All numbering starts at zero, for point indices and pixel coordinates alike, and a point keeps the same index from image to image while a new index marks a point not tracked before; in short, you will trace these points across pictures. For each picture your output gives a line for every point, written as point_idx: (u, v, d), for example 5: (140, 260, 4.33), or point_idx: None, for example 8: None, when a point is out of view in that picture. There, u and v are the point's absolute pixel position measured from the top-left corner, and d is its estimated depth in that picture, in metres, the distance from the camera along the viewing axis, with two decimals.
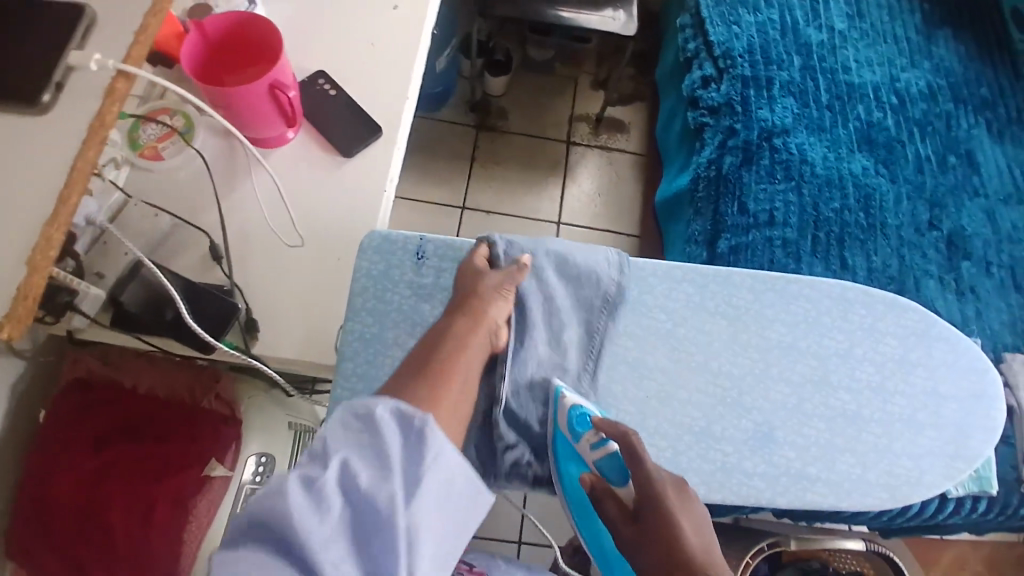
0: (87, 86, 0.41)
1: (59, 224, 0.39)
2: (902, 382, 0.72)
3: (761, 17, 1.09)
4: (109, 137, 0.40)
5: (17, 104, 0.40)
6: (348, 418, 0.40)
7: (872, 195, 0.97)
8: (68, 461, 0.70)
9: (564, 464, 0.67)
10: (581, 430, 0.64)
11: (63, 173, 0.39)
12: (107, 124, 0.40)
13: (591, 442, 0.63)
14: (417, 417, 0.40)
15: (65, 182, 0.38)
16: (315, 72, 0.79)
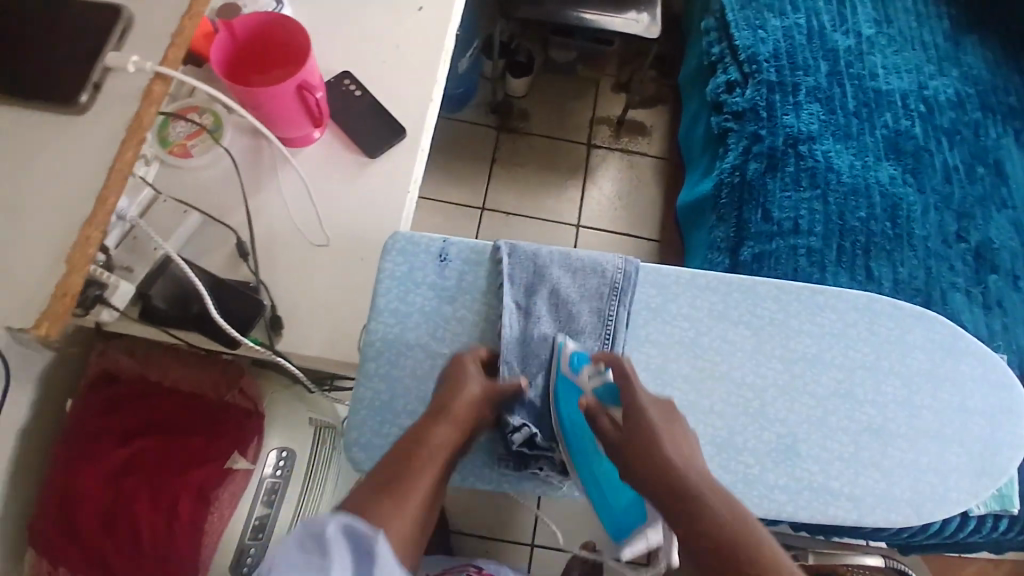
0: (127, 88, 0.44)
1: (98, 224, 0.41)
2: (930, 397, 0.71)
3: (787, 21, 1.07)
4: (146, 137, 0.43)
5: (60, 105, 0.43)
6: (303, 539, 0.39)
7: (900, 204, 0.95)
8: (96, 451, 0.71)
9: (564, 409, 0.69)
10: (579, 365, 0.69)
11: (104, 174, 0.42)
12: (144, 125, 0.43)
13: (592, 371, 0.68)
14: (370, 537, 0.41)
15: (107, 181, 0.41)
16: (341, 72, 0.79)
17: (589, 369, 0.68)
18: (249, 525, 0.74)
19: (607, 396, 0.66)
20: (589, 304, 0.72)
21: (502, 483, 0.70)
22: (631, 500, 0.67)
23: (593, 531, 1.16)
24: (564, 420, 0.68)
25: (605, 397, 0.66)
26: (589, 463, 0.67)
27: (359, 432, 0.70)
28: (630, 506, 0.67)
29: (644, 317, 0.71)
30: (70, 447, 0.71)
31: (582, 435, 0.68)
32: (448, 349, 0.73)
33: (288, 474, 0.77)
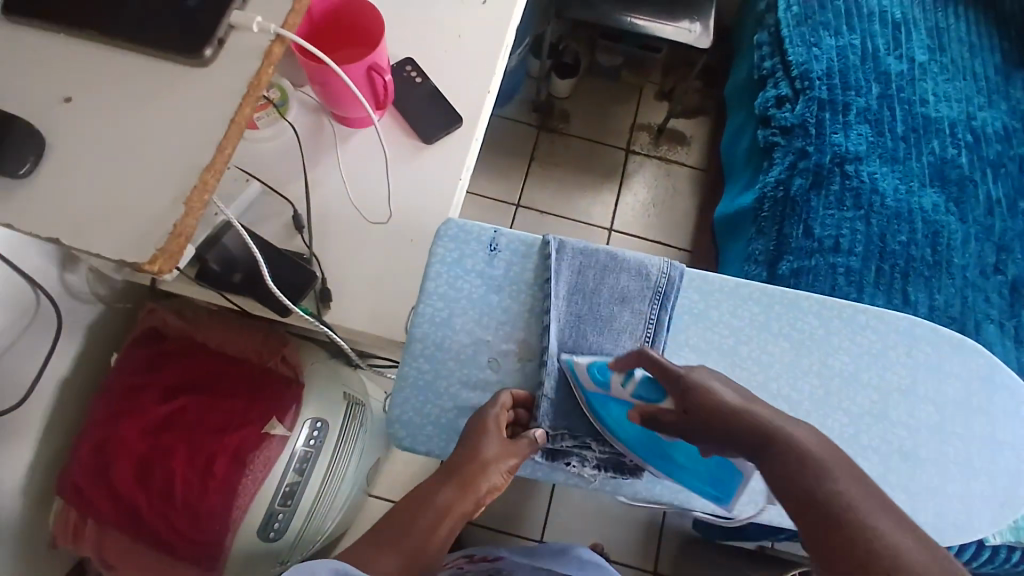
0: (245, 49, 0.41)
1: (215, 170, 0.39)
2: (962, 424, 0.71)
3: (842, 41, 1.06)
4: (265, 97, 0.41)
5: (180, 55, 0.40)
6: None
7: (942, 232, 0.95)
8: (138, 406, 0.73)
9: (608, 414, 0.67)
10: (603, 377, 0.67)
11: (222, 124, 0.39)
12: (264, 84, 0.40)
13: (620, 379, 0.65)
14: None
15: (225, 133, 0.39)
16: (404, 58, 0.80)
17: (614, 376, 0.66)
18: (278, 492, 0.72)
19: (647, 395, 0.63)
20: (632, 306, 0.71)
21: (536, 472, 0.71)
22: (715, 463, 0.64)
23: (602, 532, 1.16)
24: (628, 440, 0.67)
25: (646, 397, 0.63)
26: (667, 461, 0.66)
27: (402, 409, 0.71)
28: (714, 466, 0.64)
29: (685, 322, 0.72)
30: (113, 403, 0.74)
31: (648, 442, 0.66)
32: (491, 337, 0.73)
33: (321, 445, 0.75)
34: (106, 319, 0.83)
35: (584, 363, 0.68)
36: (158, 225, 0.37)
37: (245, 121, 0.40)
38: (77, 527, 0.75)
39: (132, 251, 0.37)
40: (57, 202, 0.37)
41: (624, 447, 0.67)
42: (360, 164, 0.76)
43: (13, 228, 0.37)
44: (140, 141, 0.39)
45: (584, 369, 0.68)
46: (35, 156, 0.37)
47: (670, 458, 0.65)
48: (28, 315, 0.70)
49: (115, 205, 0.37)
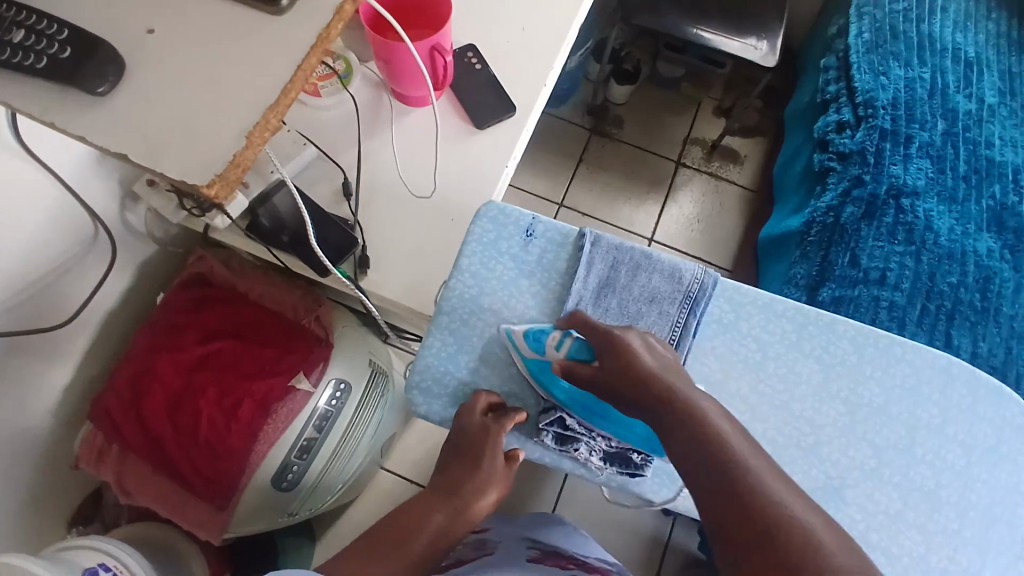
0: (319, 4, 0.43)
1: (279, 111, 0.41)
2: (988, 472, 0.68)
3: (911, 73, 1.03)
4: (331, 50, 0.43)
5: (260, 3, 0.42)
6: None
7: (993, 277, 0.90)
8: (178, 343, 0.77)
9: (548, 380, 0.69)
10: (540, 345, 0.68)
11: (290, 71, 0.41)
12: (333, 38, 0.42)
13: (554, 342, 0.67)
14: None
15: (292, 79, 0.41)
16: (466, 45, 0.82)
17: (550, 339, 0.67)
18: (296, 443, 0.75)
19: (579, 355, 0.65)
20: (661, 307, 0.71)
21: (543, 457, 0.71)
22: (643, 432, 0.66)
23: (604, 539, 1.15)
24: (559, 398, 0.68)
25: (578, 357, 0.65)
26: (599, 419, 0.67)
27: (422, 378, 0.72)
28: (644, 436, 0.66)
29: (712, 330, 0.71)
30: (155, 338, 0.78)
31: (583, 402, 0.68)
32: (516, 321, 0.73)
33: (342, 405, 0.77)
34: (156, 261, 0.88)
35: (520, 331, 0.69)
36: (219, 157, 0.39)
37: (312, 70, 0.42)
38: (101, 453, 0.77)
39: (194, 174, 0.39)
40: (129, 125, 0.40)
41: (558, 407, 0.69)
42: (412, 141, 0.78)
43: (85, 140, 0.40)
44: (211, 79, 0.41)
45: (521, 335, 0.69)
46: (114, 78, 0.40)
47: (605, 419, 0.67)
48: (86, 242, 0.75)
49: (183, 131, 0.40)
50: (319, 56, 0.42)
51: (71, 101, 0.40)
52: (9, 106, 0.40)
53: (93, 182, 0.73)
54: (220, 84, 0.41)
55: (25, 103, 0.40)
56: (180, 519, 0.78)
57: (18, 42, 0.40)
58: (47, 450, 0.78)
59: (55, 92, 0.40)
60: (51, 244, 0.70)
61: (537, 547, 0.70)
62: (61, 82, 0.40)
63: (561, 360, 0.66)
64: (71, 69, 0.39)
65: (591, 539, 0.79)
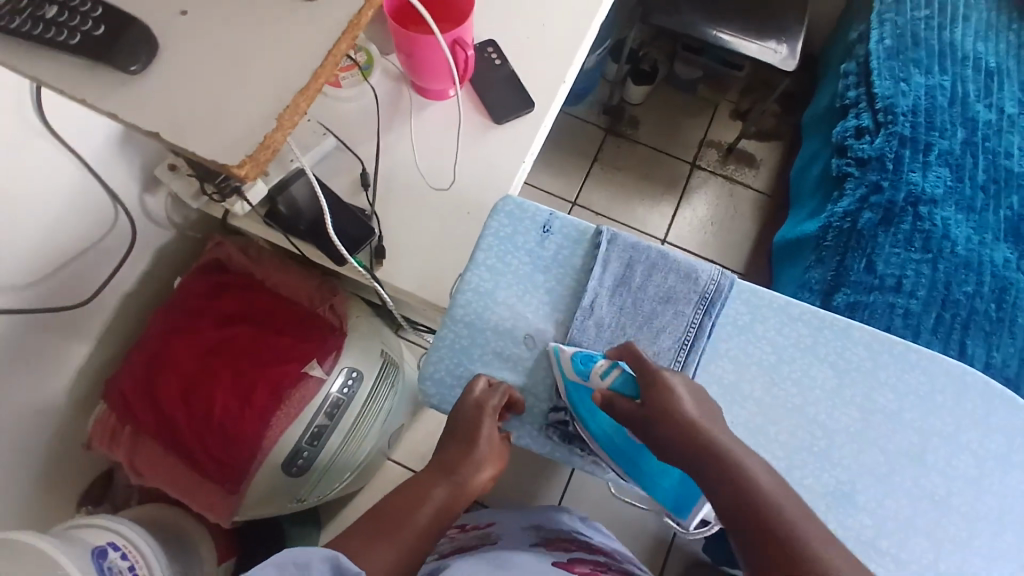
0: None
1: (307, 96, 0.42)
2: (1000, 482, 0.68)
3: (932, 80, 1.02)
4: (359, 37, 0.43)
5: None
6: (283, 567, 0.41)
7: (1010, 288, 0.90)
8: (193, 328, 0.78)
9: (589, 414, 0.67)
10: (586, 369, 0.65)
11: (318, 56, 0.42)
12: (361, 25, 0.43)
13: (600, 370, 0.65)
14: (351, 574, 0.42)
15: (320, 64, 0.41)
16: (486, 40, 0.82)
17: (596, 366, 0.65)
18: (308, 431, 0.75)
19: (623, 389, 0.64)
20: (676, 307, 0.71)
21: (552, 451, 0.72)
22: (680, 482, 0.66)
23: None
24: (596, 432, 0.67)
25: (623, 391, 0.64)
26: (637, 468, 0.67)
27: (435, 369, 0.72)
28: (679, 482, 0.66)
29: (726, 332, 0.71)
30: (171, 321, 0.79)
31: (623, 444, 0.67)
32: (530, 316, 0.73)
33: (353, 395, 0.78)
34: (174, 246, 0.89)
35: (568, 353, 0.67)
36: (247, 139, 0.40)
37: (340, 56, 0.42)
38: (114, 433, 0.78)
39: (222, 154, 0.39)
40: (159, 104, 0.40)
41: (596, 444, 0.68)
42: (431, 134, 0.79)
43: (116, 118, 0.41)
44: (242, 63, 0.41)
45: (568, 357, 0.67)
46: (146, 57, 0.41)
47: (643, 467, 0.67)
48: (106, 223, 0.76)
49: (213, 112, 0.40)
50: (350, 43, 0.43)
51: (102, 79, 0.41)
52: (41, 82, 0.41)
53: (115, 164, 0.74)
54: (250, 67, 0.41)
55: (57, 80, 0.41)
56: (190, 501, 0.79)
57: (52, 19, 0.40)
58: (61, 428, 0.79)
59: (88, 70, 0.41)
60: (72, 225, 0.71)
61: (539, 533, 0.72)
62: (94, 59, 0.40)
63: (603, 390, 0.64)
64: (105, 48, 0.40)
65: (598, 530, 0.79)
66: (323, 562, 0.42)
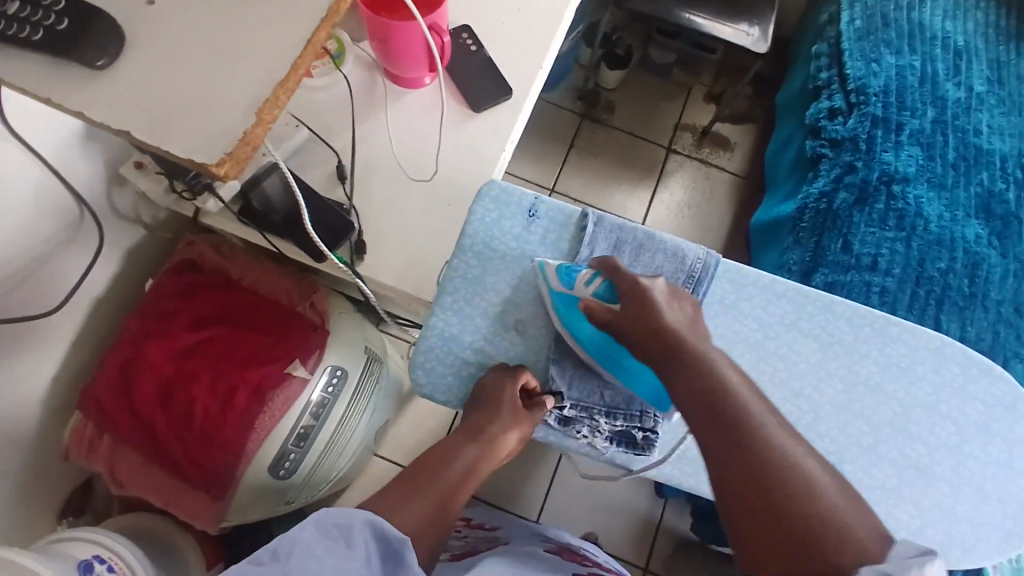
0: None
1: (288, 87, 0.39)
2: (979, 449, 0.70)
3: (902, 60, 1.04)
4: (341, 23, 0.41)
5: None
6: (324, 525, 0.41)
7: (981, 264, 0.92)
8: (169, 330, 0.75)
9: (576, 327, 0.68)
10: (569, 280, 0.67)
11: (299, 44, 0.40)
12: (343, 9, 0.40)
13: (584, 279, 0.66)
14: (393, 535, 0.43)
15: (302, 51, 0.39)
16: (460, 25, 0.80)
17: (580, 275, 0.66)
18: (293, 431, 0.73)
19: (605, 295, 0.65)
20: None
21: (547, 437, 0.70)
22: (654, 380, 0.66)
23: (599, 522, 1.14)
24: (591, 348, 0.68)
25: (603, 297, 0.65)
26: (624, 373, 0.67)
27: (426, 357, 0.71)
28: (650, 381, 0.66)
29: (714, 311, 0.71)
30: (145, 324, 0.76)
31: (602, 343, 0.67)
32: (520, 302, 0.72)
33: (338, 393, 0.76)
34: (144, 245, 0.86)
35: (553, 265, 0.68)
36: (227, 134, 0.38)
37: (323, 42, 0.40)
38: (91, 443, 0.75)
39: (201, 153, 0.37)
40: (130, 100, 0.38)
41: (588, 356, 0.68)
42: (408, 123, 0.77)
43: (82, 117, 0.38)
44: (221, 53, 0.39)
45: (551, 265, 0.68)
46: (113, 51, 0.38)
47: (627, 368, 0.67)
48: (73, 225, 0.72)
49: (190, 107, 0.38)
50: (329, 30, 0.41)
51: (67, 74, 0.38)
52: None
53: (77, 162, 0.71)
54: (227, 58, 0.39)
55: (18, 77, 0.38)
56: (175, 509, 0.77)
57: (14, 14, 0.38)
58: (37, 439, 0.76)
59: (51, 67, 0.38)
60: (37, 229, 0.68)
61: (552, 541, 0.75)
62: (58, 55, 0.38)
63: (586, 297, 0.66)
64: (69, 43, 0.38)
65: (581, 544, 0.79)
66: (363, 525, 0.43)
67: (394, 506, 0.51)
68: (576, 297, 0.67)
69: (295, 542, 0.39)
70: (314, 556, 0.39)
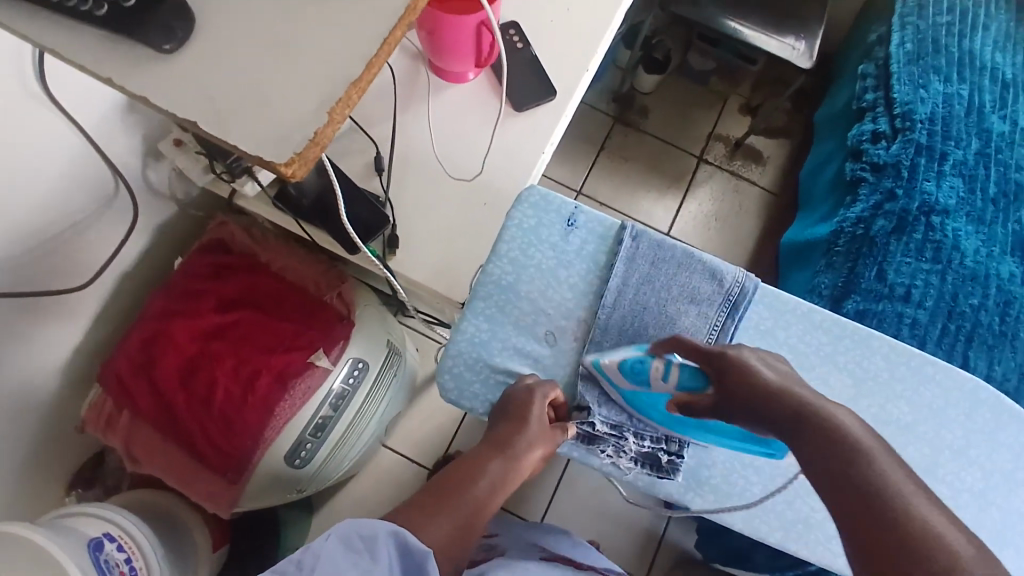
0: None
1: (360, 87, 0.38)
2: (1004, 497, 0.69)
3: (950, 88, 1.01)
4: (417, 23, 0.39)
5: None
6: (349, 538, 0.41)
7: (1014, 303, 0.90)
8: (195, 310, 0.75)
9: (662, 415, 0.66)
10: (643, 376, 0.64)
11: (374, 43, 0.38)
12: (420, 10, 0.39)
13: (658, 373, 0.64)
14: (417, 550, 0.43)
15: (376, 51, 0.38)
16: (509, 22, 0.78)
17: (653, 371, 0.64)
18: (311, 422, 0.73)
19: (692, 383, 0.63)
20: (698, 308, 0.70)
21: (571, 452, 0.69)
22: (757, 439, 0.64)
23: (601, 529, 1.13)
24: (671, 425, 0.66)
25: (690, 384, 0.63)
26: (718, 440, 0.65)
27: (453, 362, 0.70)
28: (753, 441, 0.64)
29: (749, 336, 0.70)
30: (172, 302, 0.76)
31: (689, 423, 0.65)
32: (552, 311, 0.71)
33: (358, 384, 0.76)
34: (173, 221, 0.85)
35: (616, 362, 0.65)
36: (296, 132, 0.37)
37: (395, 44, 0.39)
38: (110, 419, 0.74)
39: (270, 150, 0.36)
40: (193, 89, 0.37)
41: (671, 432, 0.67)
42: (450, 119, 0.75)
43: (143, 101, 0.37)
44: (286, 45, 0.38)
45: (616, 367, 0.65)
46: (180, 36, 0.37)
47: (719, 436, 0.65)
48: (107, 197, 0.72)
49: (253, 102, 0.37)
50: (406, 28, 0.39)
51: (128, 56, 0.37)
52: (61, 56, 0.37)
53: (116, 135, 0.70)
54: (290, 52, 0.38)
55: (78, 55, 0.37)
56: (188, 490, 0.76)
57: None
58: (56, 409, 0.76)
59: (110, 47, 0.38)
60: (69, 198, 0.67)
61: (547, 551, 0.73)
62: (123, 36, 0.37)
63: (673, 392, 0.64)
64: (133, 23, 0.37)
65: (586, 545, 0.80)
66: (389, 537, 0.43)
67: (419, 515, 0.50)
68: (654, 391, 0.65)
69: (321, 554, 0.39)
70: (338, 568, 0.39)
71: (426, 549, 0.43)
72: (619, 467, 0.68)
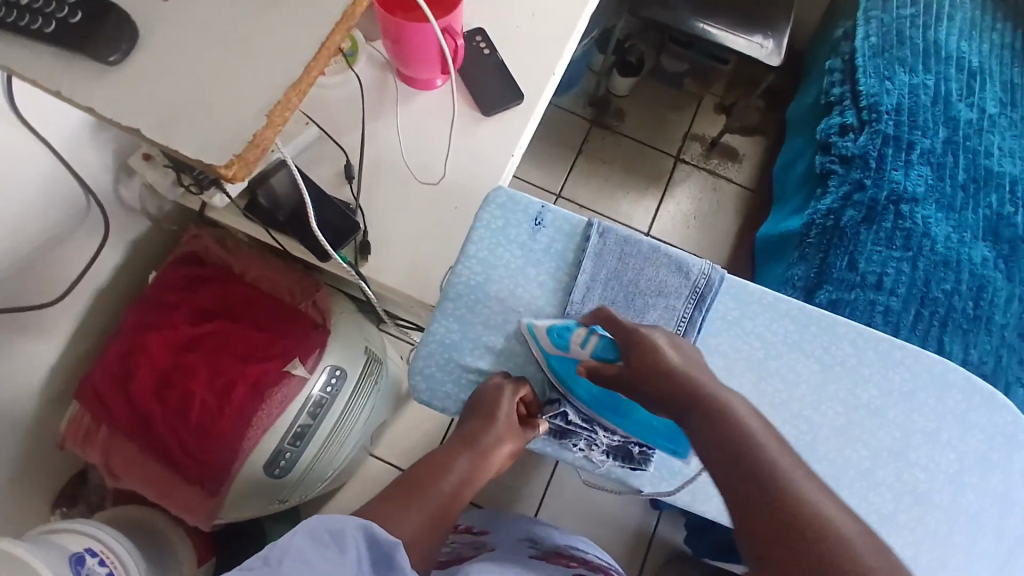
0: None
1: (299, 89, 0.39)
2: (978, 477, 0.69)
3: (916, 79, 1.03)
4: (353, 28, 0.41)
5: None
6: (317, 532, 0.41)
7: (987, 287, 0.92)
8: (170, 323, 0.75)
9: (574, 384, 0.68)
10: (564, 343, 0.67)
11: (312, 47, 0.39)
12: (357, 14, 0.40)
13: (578, 340, 0.67)
14: (386, 542, 0.43)
15: (314, 55, 0.39)
16: (473, 29, 0.80)
17: (574, 336, 0.67)
18: (290, 430, 0.73)
19: (606, 354, 0.66)
20: (666, 300, 0.71)
21: (544, 448, 0.70)
22: (665, 426, 0.67)
23: (591, 530, 1.13)
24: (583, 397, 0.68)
25: (604, 355, 0.66)
26: (623, 418, 0.68)
27: (426, 362, 0.71)
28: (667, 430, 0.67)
29: (717, 327, 0.71)
30: (146, 316, 0.76)
31: (605, 400, 0.68)
32: (523, 309, 0.72)
33: (336, 392, 0.76)
34: (148, 237, 0.86)
35: (545, 325, 0.68)
36: (242, 135, 0.38)
37: (334, 48, 0.40)
38: (88, 433, 0.74)
39: (211, 154, 0.37)
40: (142, 98, 0.38)
41: (585, 408, 0.69)
42: (418, 125, 0.76)
43: (92, 111, 0.38)
44: (231, 52, 0.39)
45: (544, 330, 0.68)
46: (127, 47, 0.38)
47: (625, 415, 0.68)
48: (79, 214, 0.72)
49: (200, 108, 0.38)
50: (344, 33, 0.41)
51: (77, 69, 0.38)
52: (12, 71, 0.38)
53: (86, 152, 0.71)
54: (233, 59, 0.39)
55: (30, 70, 0.38)
56: (169, 503, 0.76)
57: (24, 4, 0.38)
58: (36, 427, 0.77)
59: (61, 60, 0.38)
60: (41, 216, 0.68)
61: (537, 546, 0.73)
62: (71, 49, 0.38)
63: (585, 359, 0.67)
64: (80, 35, 0.37)
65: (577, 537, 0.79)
66: (357, 531, 0.43)
67: (388, 513, 0.51)
68: (573, 358, 0.67)
69: (287, 549, 0.39)
70: (306, 562, 0.39)
71: (394, 542, 0.43)
72: (591, 459, 0.69)
